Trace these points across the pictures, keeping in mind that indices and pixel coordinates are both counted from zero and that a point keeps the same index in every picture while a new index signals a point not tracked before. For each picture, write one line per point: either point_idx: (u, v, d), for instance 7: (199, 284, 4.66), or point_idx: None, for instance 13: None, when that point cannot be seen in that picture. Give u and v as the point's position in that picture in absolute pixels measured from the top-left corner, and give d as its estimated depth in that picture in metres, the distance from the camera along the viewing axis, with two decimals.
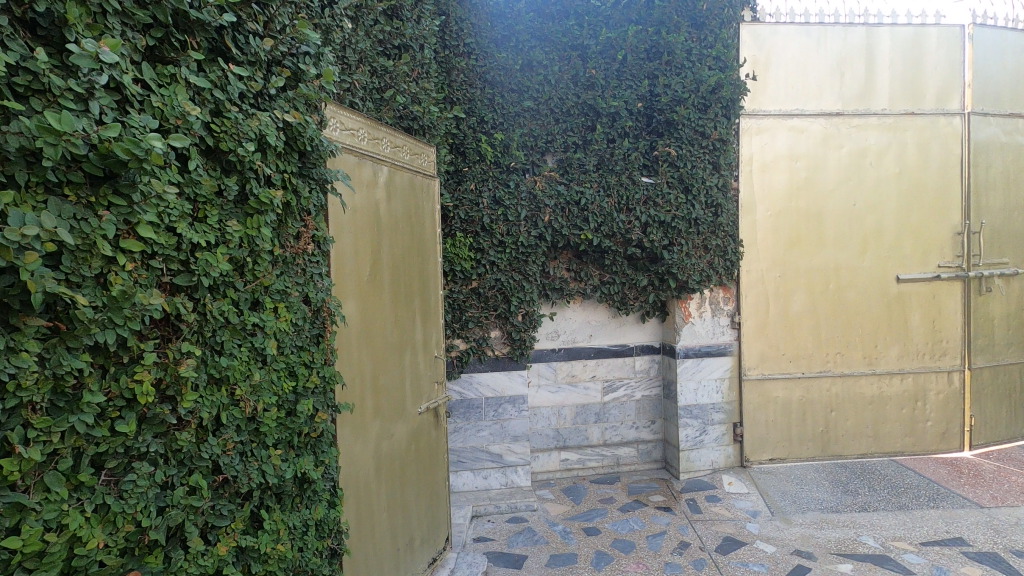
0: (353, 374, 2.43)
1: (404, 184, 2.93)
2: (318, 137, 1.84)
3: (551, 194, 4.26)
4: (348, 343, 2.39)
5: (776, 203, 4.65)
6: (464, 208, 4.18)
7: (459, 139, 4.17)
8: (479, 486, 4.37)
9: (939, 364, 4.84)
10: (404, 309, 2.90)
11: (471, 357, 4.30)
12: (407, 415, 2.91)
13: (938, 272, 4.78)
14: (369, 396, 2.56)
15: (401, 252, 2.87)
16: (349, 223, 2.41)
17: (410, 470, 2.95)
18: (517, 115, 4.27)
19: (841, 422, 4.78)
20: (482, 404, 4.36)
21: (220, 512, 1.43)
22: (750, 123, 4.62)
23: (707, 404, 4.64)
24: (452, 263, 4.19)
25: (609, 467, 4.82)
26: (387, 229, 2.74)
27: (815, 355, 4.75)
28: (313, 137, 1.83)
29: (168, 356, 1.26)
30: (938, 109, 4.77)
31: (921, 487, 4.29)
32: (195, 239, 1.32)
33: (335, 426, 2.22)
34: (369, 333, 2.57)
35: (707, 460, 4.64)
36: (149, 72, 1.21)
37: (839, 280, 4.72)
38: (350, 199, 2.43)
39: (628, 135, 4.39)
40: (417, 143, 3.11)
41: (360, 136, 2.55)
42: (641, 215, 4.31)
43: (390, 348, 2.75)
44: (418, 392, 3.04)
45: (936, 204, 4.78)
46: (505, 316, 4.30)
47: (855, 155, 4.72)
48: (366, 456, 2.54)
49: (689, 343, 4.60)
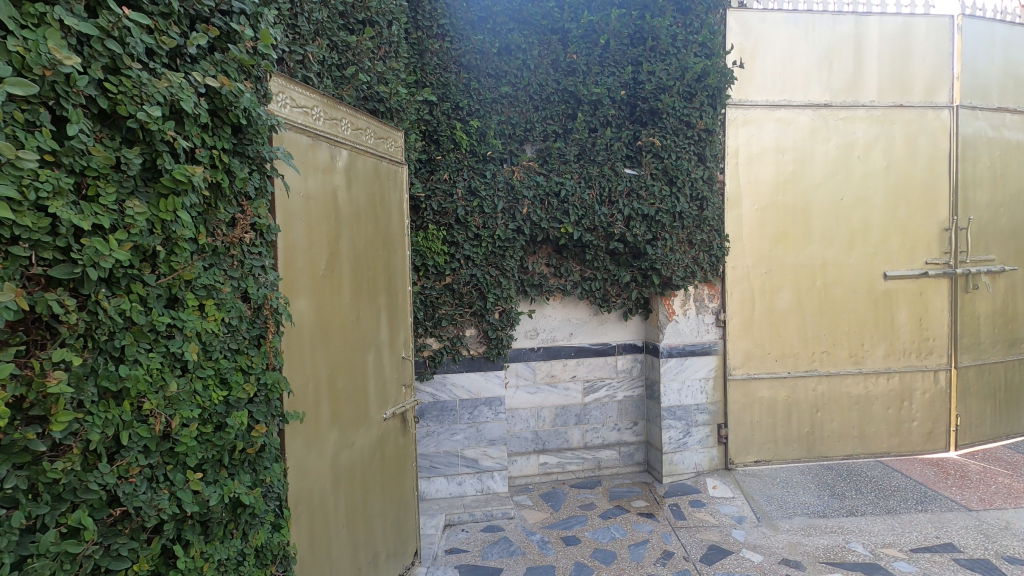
0: (305, 380, 2.19)
1: (368, 170, 2.69)
2: (253, 109, 1.61)
3: (529, 185, 4.04)
4: (299, 345, 2.15)
5: (763, 197, 4.50)
6: (437, 199, 3.94)
7: (432, 126, 3.94)
8: (453, 493, 4.15)
9: (925, 363, 4.74)
10: (367, 308, 2.66)
11: (444, 357, 4.06)
12: (370, 423, 2.67)
13: (925, 269, 4.67)
14: (325, 403, 2.32)
15: (364, 245, 2.63)
16: (299, 212, 2.17)
17: (374, 481, 2.71)
18: (494, 101, 4.04)
19: (827, 422, 4.66)
20: (457, 407, 4.13)
21: (118, 553, 1.22)
22: (736, 114, 4.45)
23: (691, 405, 4.48)
24: (424, 258, 3.94)
25: (590, 471, 4.63)
26: (348, 220, 2.50)
27: (801, 354, 4.61)
28: (248, 108, 1.59)
29: (32, 367, 1.06)
30: (926, 102, 4.65)
31: (908, 491, 4.17)
32: (78, 221, 1.10)
33: (281, 438, 1.98)
34: (325, 334, 2.33)
35: (691, 463, 4.49)
36: (3, 9, 1.00)
37: (826, 276, 4.59)
38: (302, 187, 2.19)
39: (611, 124, 4.20)
40: (383, 127, 2.87)
41: (314, 116, 2.31)
42: (624, 208, 4.11)
43: (350, 351, 2.51)
44: (383, 397, 2.80)
45: (924, 200, 4.66)
46: (481, 314, 4.07)
47: (842, 149, 4.58)
48: (322, 470, 2.30)
49: (673, 342, 4.43)
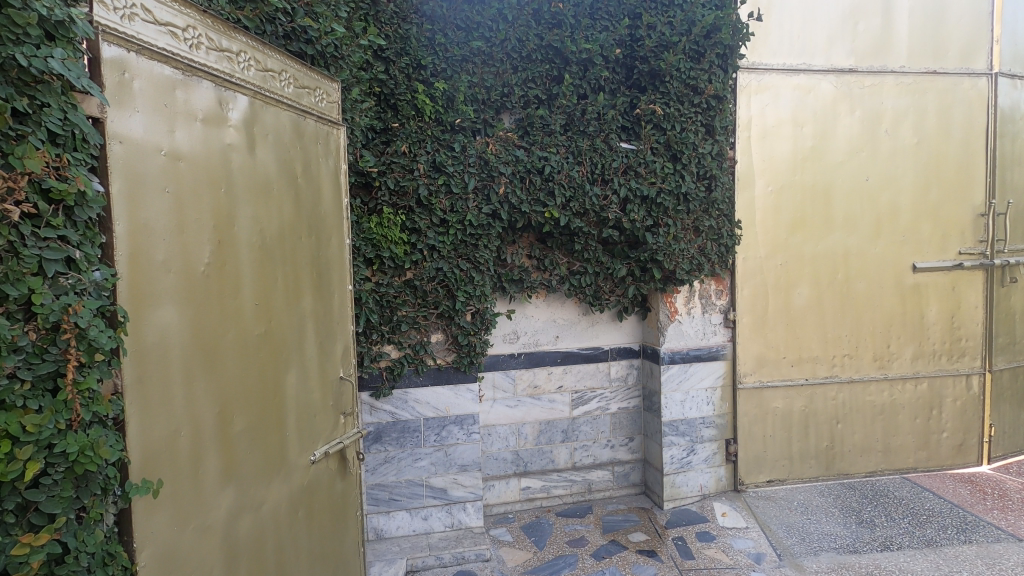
0: (171, 426, 1.50)
1: (283, 127, 1.97)
2: None
3: (507, 159, 3.34)
4: (158, 374, 1.46)
5: (778, 176, 3.88)
6: (394, 175, 3.19)
7: (388, 88, 3.18)
8: (417, 530, 3.47)
9: (957, 367, 4.19)
10: (285, 315, 1.96)
11: (406, 368, 3.37)
12: (290, 470, 1.98)
13: (958, 261, 4.10)
14: (211, 455, 1.63)
15: (279, 229, 1.93)
16: (158, 178, 1.47)
17: (297, 547, 2.00)
18: (464, 59, 3.31)
19: (848, 435, 4.08)
20: (421, 428, 3.45)
21: None
22: (749, 79, 3.81)
23: (695, 418, 3.86)
24: (379, 249, 3.21)
25: (579, 495, 4.01)
26: (250, 192, 1.79)
27: (820, 358, 4.02)
28: None
29: None
30: (961, 69, 4.06)
31: (945, 516, 3.61)
32: None
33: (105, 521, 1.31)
34: (210, 354, 1.63)
35: (696, 485, 3.88)
36: None
37: (848, 269, 3.99)
38: (165, 142, 1.49)
39: (604, 89, 3.55)
40: (309, 74, 2.15)
41: (188, 40, 1.59)
42: (620, 187, 3.46)
43: (257, 376, 1.82)
44: (310, 431, 2.09)
45: (957, 182, 4.08)
46: (449, 316, 3.38)
47: (868, 122, 3.98)
48: (207, 551, 1.61)
49: (676, 346, 3.80)
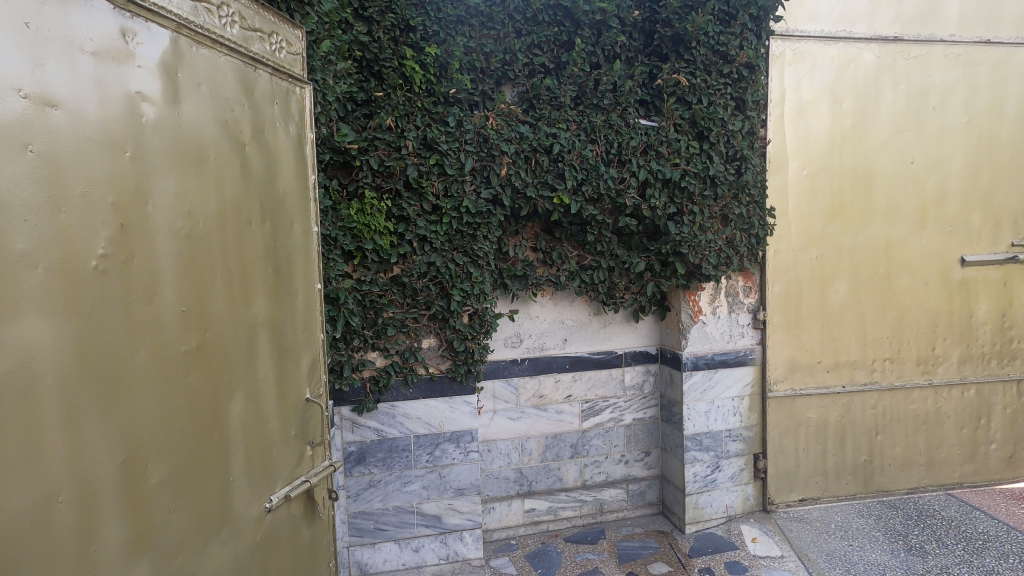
0: (44, 490, 1.05)
1: (223, 78, 1.50)
2: None
3: (509, 136, 2.88)
4: (18, 417, 1.01)
5: (814, 158, 3.44)
6: (378, 154, 2.71)
7: (371, 53, 2.69)
8: (407, 563, 3.03)
9: (1007, 372, 3.77)
10: (228, 324, 1.50)
11: (393, 378, 2.92)
12: (237, 524, 1.52)
13: (1011, 253, 3.68)
14: (113, 520, 1.17)
15: (219, 211, 1.47)
16: (14, 130, 1.01)
17: None
18: (460, 20, 2.82)
19: (889, 448, 3.67)
20: (411, 447, 3.00)
21: None
22: (783, 48, 3.36)
23: (721, 431, 3.43)
24: (360, 240, 2.74)
25: (590, 516, 3.57)
26: (173, 159, 1.33)
27: (859, 362, 3.60)
28: None
29: None
30: (1016, 38, 3.62)
31: (1005, 540, 3.19)
32: None
33: None
34: (111, 382, 1.17)
35: (721, 506, 3.46)
36: None
37: (891, 262, 3.56)
38: (28, 80, 1.04)
39: (620, 57, 3.09)
40: (262, 14, 1.69)
41: None
42: (639, 169, 3.02)
43: (185, 408, 1.36)
44: (263, 472, 1.63)
45: (1011, 165, 3.65)
46: (443, 318, 2.93)
47: (913, 97, 3.54)
48: None
49: (699, 349, 3.37)
